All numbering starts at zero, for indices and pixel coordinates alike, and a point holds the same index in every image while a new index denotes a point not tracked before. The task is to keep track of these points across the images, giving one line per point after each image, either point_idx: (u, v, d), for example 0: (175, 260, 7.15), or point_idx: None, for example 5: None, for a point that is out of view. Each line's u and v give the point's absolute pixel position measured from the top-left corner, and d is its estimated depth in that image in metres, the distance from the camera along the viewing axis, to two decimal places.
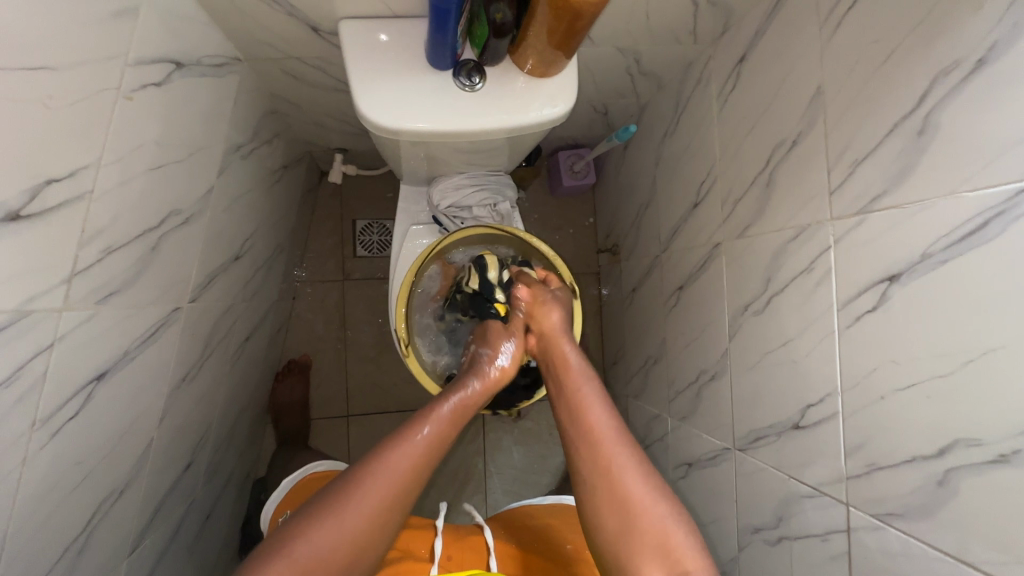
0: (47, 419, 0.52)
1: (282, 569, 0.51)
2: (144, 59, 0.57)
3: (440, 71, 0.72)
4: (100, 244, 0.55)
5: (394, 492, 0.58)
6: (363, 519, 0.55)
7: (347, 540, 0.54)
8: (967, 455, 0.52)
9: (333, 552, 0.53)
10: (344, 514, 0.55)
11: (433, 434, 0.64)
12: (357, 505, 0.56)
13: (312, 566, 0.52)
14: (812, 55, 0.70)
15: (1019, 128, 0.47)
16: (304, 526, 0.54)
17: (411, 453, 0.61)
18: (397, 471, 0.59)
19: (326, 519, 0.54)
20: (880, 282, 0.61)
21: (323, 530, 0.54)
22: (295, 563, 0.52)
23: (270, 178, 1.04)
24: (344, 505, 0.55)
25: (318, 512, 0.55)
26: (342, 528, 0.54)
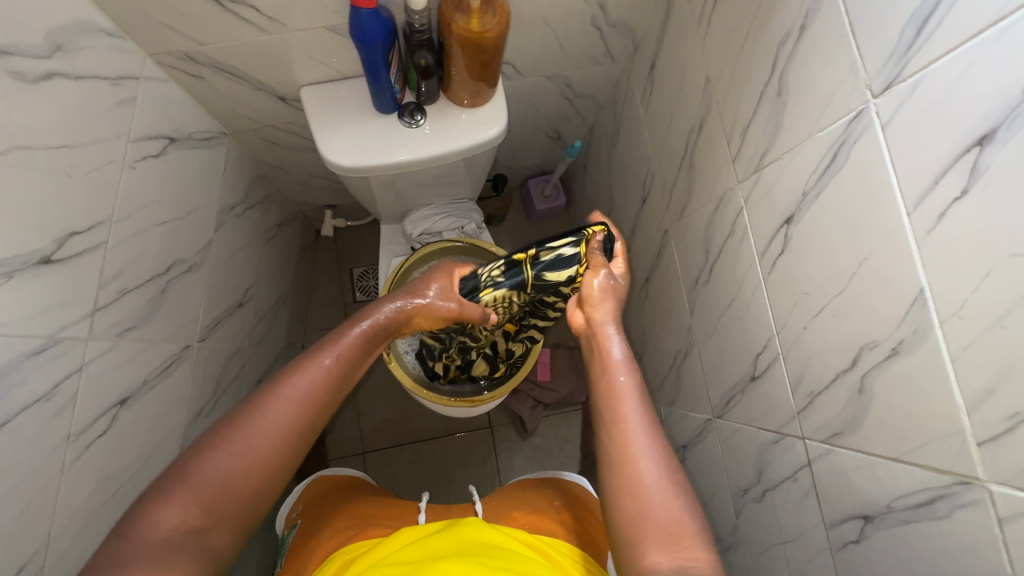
0: (80, 433, 0.62)
1: (181, 493, 0.50)
2: (142, 136, 0.71)
3: (388, 115, 0.86)
4: (115, 286, 0.67)
5: (297, 420, 0.58)
6: (267, 443, 0.55)
7: (249, 464, 0.53)
8: (871, 357, 0.58)
9: (236, 478, 0.53)
10: (243, 440, 0.54)
11: (338, 364, 0.63)
12: (257, 430, 0.55)
13: (212, 493, 0.51)
14: (697, 50, 0.82)
15: (839, 70, 0.56)
16: (206, 450, 0.53)
17: (309, 381, 0.60)
18: (299, 402, 0.58)
19: (225, 444, 0.54)
20: (782, 227, 0.69)
21: (225, 454, 0.53)
22: (185, 494, 0.50)
23: (265, 234, 1.18)
24: (245, 428, 0.55)
25: (216, 444, 0.54)
26: (243, 450, 0.54)
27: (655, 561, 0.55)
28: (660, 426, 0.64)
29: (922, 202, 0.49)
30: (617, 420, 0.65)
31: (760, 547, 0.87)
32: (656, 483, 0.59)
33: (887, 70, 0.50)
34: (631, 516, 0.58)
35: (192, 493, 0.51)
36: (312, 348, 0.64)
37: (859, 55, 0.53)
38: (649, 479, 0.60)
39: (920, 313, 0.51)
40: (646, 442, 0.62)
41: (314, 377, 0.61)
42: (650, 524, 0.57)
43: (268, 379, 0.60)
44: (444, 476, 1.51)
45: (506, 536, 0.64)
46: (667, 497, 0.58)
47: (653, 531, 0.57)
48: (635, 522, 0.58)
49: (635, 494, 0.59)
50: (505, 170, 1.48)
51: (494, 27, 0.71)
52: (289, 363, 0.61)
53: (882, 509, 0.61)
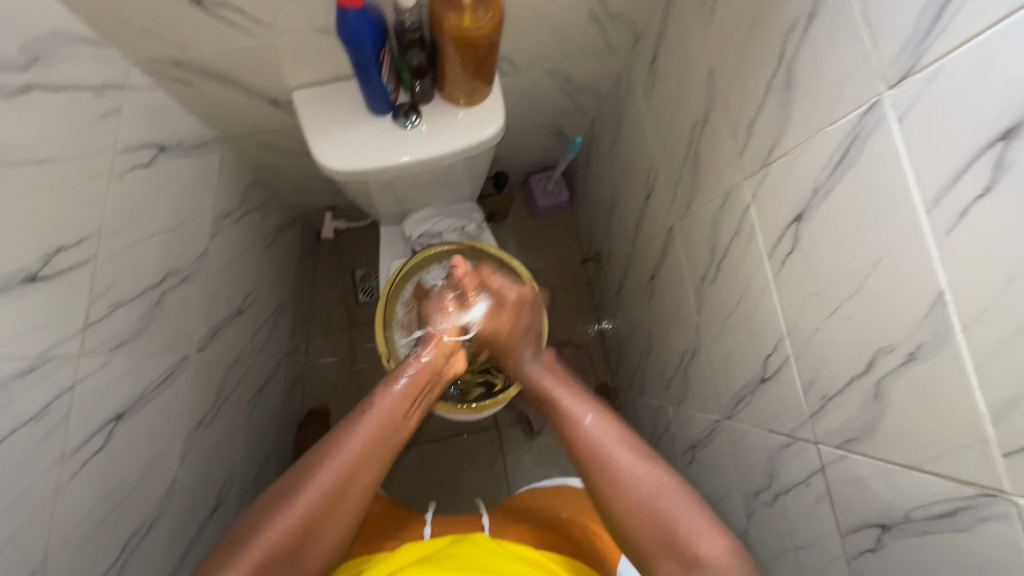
0: (74, 451, 0.61)
1: (249, 551, 0.58)
2: (130, 146, 0.69)
3: (381, 116, 0.83)
4: (106, 301, 0.66)
5: (349, 476, 0.64)
6: (318, 504, 0.62)
7: (302, 524, 0.60)
8: (887, 362, 0.55)
9: (295, 532, 0.60)
10: (302, 498, 0.62)
11: (384, 420, 0.70)
12: (313, 489, 0.62)
13: (276, 547, 0.59)
14: (699, 41, 0.79)
15: (849, 61, 0.53)
16: (269, 510, 0.61)
17: (360, 439, 0.67)
18: (349, 462, 0.65)
19: (286, 504, 0.61)
20: (791, 224, 0.66)
21: (283, 515, 0.61)
22: (253, 551, 0.58)
23: (264, 239, 1.17)
24: (302, 490, 0.62)
25: (276, 501, 0.62)
26: (297, 510, 0.61)
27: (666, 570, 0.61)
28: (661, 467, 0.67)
29: (941, 201, 0.46)
30: (618, 473, 0.67)
31: (772, 552, 0.85)
32: (653, 492, 0.64)
33: (902, 60, 0.47)
34: (641, 529, 0.63)
35: (254, 553, 0.58)
36: (362, 405, 0.71)
37: (872, 45, 0.50)
38: (642, 491, 0.65)
39: (941, 317, 0.48)
40: (659, 484, 0.65)
41: (362, 436, 0.67)
42: (652, 533, 0.63)
43: (322, 439, 0.68)
44: (451, 478, 1.50)
45: (509, 551, 0.63)
46: (659, 502, 0.64)
47: (655, 542, 0.63)
48: (635, 534, 0.64)
49: (623, 505, 0.65)
50: (506, 167, 1.46)
51: (487, 23, 0.68)
52: (340, 422, 0.69)
53: (899, 518, 0.58)
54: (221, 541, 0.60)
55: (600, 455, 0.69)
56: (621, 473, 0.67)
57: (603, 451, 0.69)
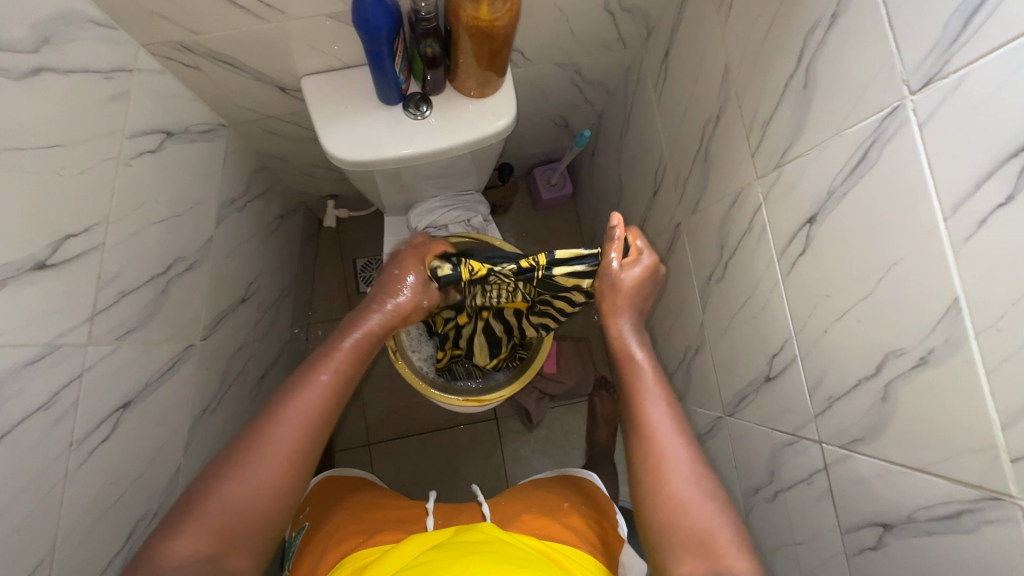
0: (82, 439, 0.61)
1: (194, 523, 0.52)
2: (137, 132, 0.68)
3: (392, 106, 0.82)
4: (114, 288, 0.65)
5: (300, 438, 0.60)
6: (275, 464, 0.57)
7: (257, 485, 0.56)
8: (897, 365, 0.56)
9: (245, 500, 0.55)
10: (249, 463, 0.56)
11: (333, 379, 0.66)
12: (263, 452, 0.58)
13: (224, 517, 0.53)
14: (714, 38, 0.78)
15: (871, 65, 0.53)
16: (214, 481, 0.56)
17: (308, 401, 0.63)
18: (298, 422, 0.61)
19: (229, 472, 0.56)
20: (804, 225, 0.66)
21: (231, 483, 0.55)
22: (197, 523, 0.52)
23: (267, 227, 1.16)
24: (245, 459, 0.57)
25: (219, 471, 0.56)
26: (248, 475, 0.56)
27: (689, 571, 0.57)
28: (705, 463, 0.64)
29: (961, 207, 0.46)
30: (664, 470, 0.63)
31: (771, 547, 0.87)
32: (685, 497, 0.61)
33: (927, 65, 0.47)
34: (661, 522, 0.61)
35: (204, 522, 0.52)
36: (306, 369, 0.67)
37: (896, 48, 0.50)
38: (682, 499, 0.61)
39: (954, 323, 0.49)
40: (690, 487, 0.62)
41: (312, 396, 0.63)
42: (688, 539, 0.58)
43: (264, 407, 0.62)
44: (449, 467, 1.51)
45: (518, 544, 0.63)
46: (689, 501, 0.61)
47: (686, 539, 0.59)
48: (658, 516, 0.61)
49: (664, 497, 0.61)
50: (511, 159, 1.45)
51: (505, 14, 0.67)
52: (284, 387, 0.64)
53: (902, 518, 0.59)
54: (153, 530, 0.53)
55: (659, 446, 0.65)
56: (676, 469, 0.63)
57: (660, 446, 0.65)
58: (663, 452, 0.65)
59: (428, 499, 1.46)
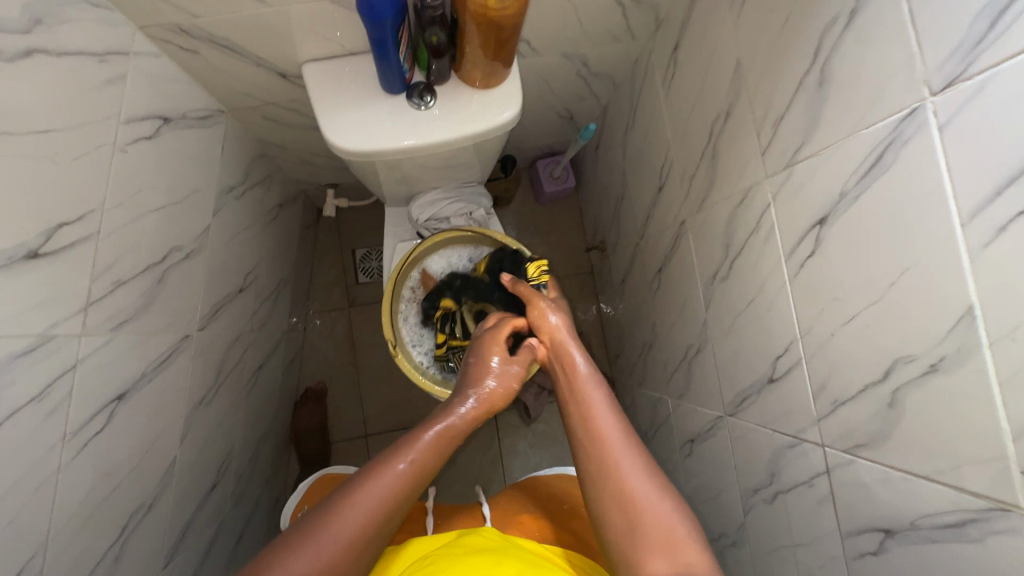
0: (76, 431, 0.60)
1: None
2: (133, 117, 0.66)
3: (395, 96, 0.80)
4: (109, 277, 0.64)
5: (372, 521, 0.57)
6: (341, 542, 0.55)
7: (322, 564, 0.54)
8: (906, 371, 0.55)
9: None
10: (318, 543, 0.54)
11: (419, 463, 0.63)
12: (335, 532, 0.56)
13: None
14: (727, 32, 0.76)
15: (891, 64, 0.51)
16: (281, 554, 0.54)
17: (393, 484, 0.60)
18: (375, 504, 0.58)
19: (298, 549, 0.54)
20: (813, 227, 0.65)
21: (295, 560, 0.53)
22: None
23: (266, 215, 1.14)
24: (315, 537, 0.55)
25: (291, 544, 0.55)
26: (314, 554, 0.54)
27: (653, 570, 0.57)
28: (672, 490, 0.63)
29: (980, 213, 0.45)
30: (629, 500, 0.61)
31: (769, 547, 0.87)
32: (668, 531, 0.59)
33: (950, 65, 0.46)
34: (624, 530, 0.60)
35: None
36: (401, 446, 0.64)
37: (917, 47, 0.48)
38: (661, 532, 0.59)
39: (968, 331, 0.48)
40: (666, 515, 0.60)
41: (397, 479, 0.61)
42: (653, 538, 0.59)
43: (348, 480, 0.60)
44: (446, 460, 1.51)
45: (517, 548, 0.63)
46: (669, 534, 0.59)
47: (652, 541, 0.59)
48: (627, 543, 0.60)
49: (627, 509, 0.61)
50: (514, 150, 1.43)
51: (513, 3, 0.65)
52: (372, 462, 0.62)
53: (905, 524, 0.59)
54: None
55: (610, 453, 0.65)
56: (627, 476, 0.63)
57: (613, 454, 0.65)
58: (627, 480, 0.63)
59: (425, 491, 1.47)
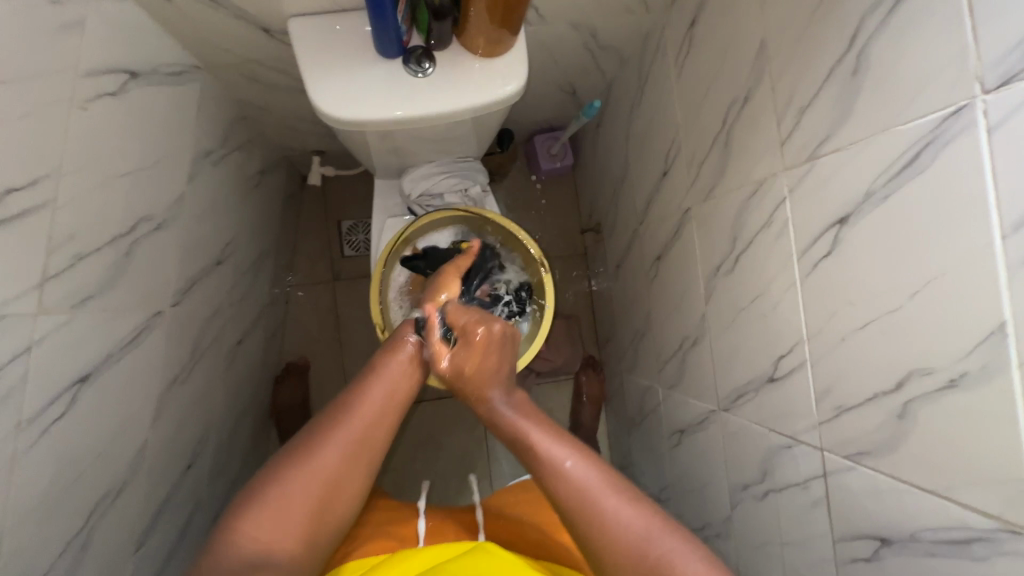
0: (34, 418, 0.55)
1: (262, 507, 0.62)
2: (93, 70, 0.59)
3: (390, 60, 0.74)
4: (68, 251, 0.58)
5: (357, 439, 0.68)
6: (331, 456, 0.66)
7: (316, 479, 0.65)
8: (921, 384, 0.53)
9: (301, 495, 0.63)
10: (313, 459, 0.66)
11: (392, 384, 0.74)
12: (326, 444, 0.67)
13: (283, 505, 0.62)
14: (752, 10, 0.71)
15: (938, 57, 0.47)
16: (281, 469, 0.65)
17: (372, 402, 0.71)
18: (361, 415, 0.70)
19: (296, 464, 0.65)
20: (832, 226, 0.62)
21: (295, 474, 0.64)
22: (265, 508, 0.62)
23: (246, 182, 1.07)
24: (308, 455, 0.66)
25: (287, 460, 0.66)
26: (309, 472, 0.65)
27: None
28: (637, 501, 0.65)
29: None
30: (586, 493, 0.65)
31: (754, 543, 0.87)
32: (643, 536, 0.62)
33: (1009, 61, 0.42)
34: (597, 534, 0.63)
35: (266, 512, 0.62)
36: (370, 370, 0.75)
37: (973, 39, 0.44)
38: (634, 535, 0.62)
39: (996, 350, 0.45)
40: (644, 527, 0.63)
41: (375, 396, 0.72)
42: (639, 571, 0.61)
43: (342, 394, 0.72)
44: (431, 441, 1.49)
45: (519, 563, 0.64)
46: (641, 541, 0.62)
47: (597, 530, 0.63)
48: (611, 559, 0.62)
49: (598, 527, 0.63)
50: (511, 124, 1.37)
51: None
52: (352, 385, 0.73)
53: (904, 536, 0.58)
54: (231, 504, 0.64)
55: (575, 488, 0.65)
56: (600, 499, 0.64)
57: (524, 429, 0.70)
58: (596, 511, 0.63)
59: (408, 471, 1.46)
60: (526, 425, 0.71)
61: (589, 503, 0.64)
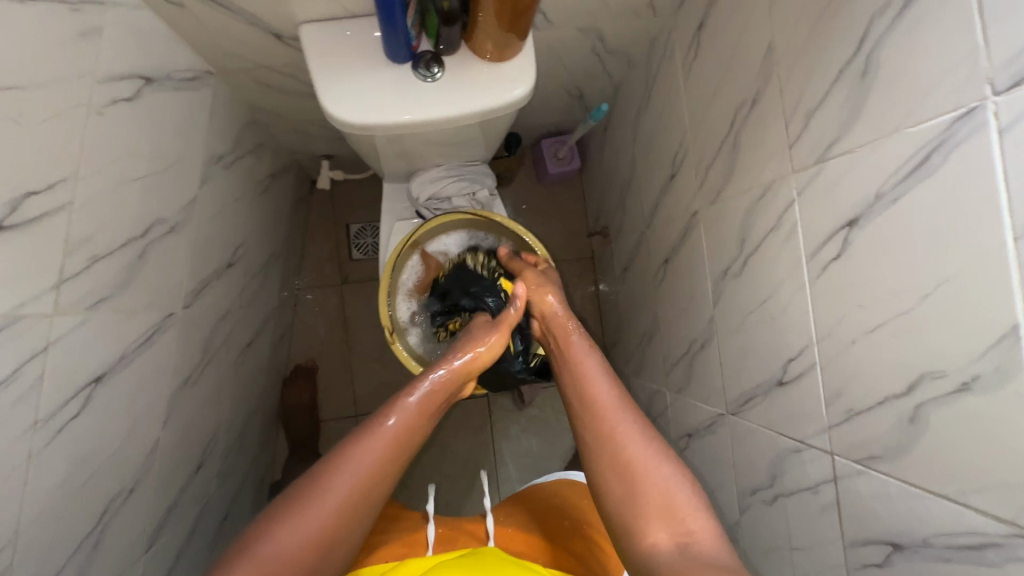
0: (49, 417, 0.56)
1: (248, 563, 0.55)
2: (110, 76, 0.60)
3: (400, 65, 0.75)
4: (84, 253, 0.59)
5: (360, 488, 0.61)
6: (332, 509, 0.59)
7: (314, 533, 0.57)
8: (933, 387, 0.53)
9: (297, 549, 0.56)
10: (306, 511, 0.58)
11: (401, 429, 0.66)
12: (323, 501, 0.59)
13: (275, 562, 0.55)
14: (760, 13, 0.71)
15: (948, 59, 0.47)
16: (271, 524, 0.57)
17: (380, 448, 0.64)
18: (365, 465, 0.62)
19: (289, 520, 0.57)
20: (842, 229, 0.62)
21: (288, 530, 0.57)
22: (252, 564, 0.55)
23: (257, 186, 1.08)
24: (302, 507, 0.59)
25: (279, 517, 0.58)
26: (307, 526, 0.57)
27: (656, 541, 0.59)
28: (669, 455, 0.66)
29: None
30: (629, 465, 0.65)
31: (764, 548, 0.86)
32: (676, 496, 0.62)
33: (1020, 63, 0.41)
34: (625, 499, 0.63)
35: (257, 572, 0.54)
36: (377, 415, 0.67)
37: (983, 41, 0.44)
38: (671, 497, 0.62)
39: (1009, 352, 0.45)
40: (680, 489, 0.63)
41: (382, 441, 0.65)
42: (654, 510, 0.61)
43: (341, 445, 0.64)
44: (438, 443, 1.49)
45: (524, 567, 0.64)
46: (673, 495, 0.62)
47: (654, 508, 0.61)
48: (636, 510, 0.62)
49: (636, 493, 0.63)
50: (519, 128, 1.37)
51: None
52: (352, 433, 0.66)
53: (916, 541, 0.57)
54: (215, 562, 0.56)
55: (618, 449, 0.67)
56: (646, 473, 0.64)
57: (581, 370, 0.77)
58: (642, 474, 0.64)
59: (415, 474, 1.46)
60: (598, 395, 0.73)
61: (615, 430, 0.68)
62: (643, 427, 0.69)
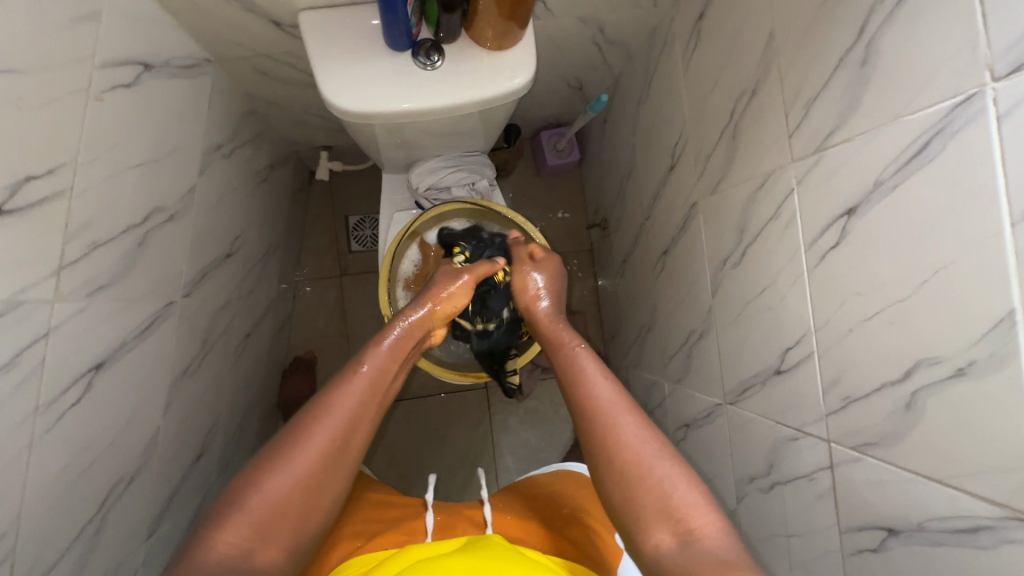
0: (50, 403, 0.56)
1: (239, 517, 0.59)
2: (109, 62, 0.60)
3: (400, 53, 0.74)
4: (84, 240, 0.58)
5: (334, 438, 0.65)
6: (312, 458, 0.63)
7: (298, 482, 0.61)
8: (929, 373, 0.53)
9: (284, 495, 0.61)
10: (291, 463, 0.62)
11: (372, 380, 0.71)
12: (304, 449, 0.63)
13: (266, 510, 0.60)
14: (761, 1, 0.71)
15: (948, 46, 0.47)
16: (257, 475, 0.61)
17: (354, 397, 0.68)
18: (341, 417, 0.66)
19: (274, 470, 0.61)
20: (840, 217, 0.62)
21: (273, 479, 0.61)
22: (244, 515, 0.59)
23: (255, 176, 1.07)
24: (285, 458, 0.62)
25: (264, 467, 0.62)
26: (289, 475, 0.61)
27: (659, 542, 0.61)
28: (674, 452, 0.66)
29: None
30: (641, 473, 0.64)
31: (760, 536, 0.87)
32: (680, 502, 0.62)
33: (1019, 49, 0.42)
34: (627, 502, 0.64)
35: (246, 518, 0.59)
36: (347, 369, 0.72)
37: (983, 27, 0.44)
38: (675, 502, 0.62)
39: (1004, 338, 0.45)
40: (685, 497, 0.63)
41: (355, 393, 0.69)
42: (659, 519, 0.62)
43: (319, 393, 0.69)
44: (437, 435, 1.49)
45: (524, 555, 0.64)
46: (677, 498, 0.62)
47: (653, 506, 0.62)
48: (632, 512, 0.63)
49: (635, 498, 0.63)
50: (518, 120, 1.37)
51: None
52: (324, 387, 0.69)
53: (911, 526, 0.58)
54: (205, 513, 0.60)
55: (637, 470, 0.64)
56: (660, 484, 0.63)
57: (607, 413, 0.69)
58: (652, 483, 0.64)
59: (414, 465, 1.46)
60: (625, 433, 0.67)
61: (645, 466, 0.65)
62: (668, 454, 0.66)
